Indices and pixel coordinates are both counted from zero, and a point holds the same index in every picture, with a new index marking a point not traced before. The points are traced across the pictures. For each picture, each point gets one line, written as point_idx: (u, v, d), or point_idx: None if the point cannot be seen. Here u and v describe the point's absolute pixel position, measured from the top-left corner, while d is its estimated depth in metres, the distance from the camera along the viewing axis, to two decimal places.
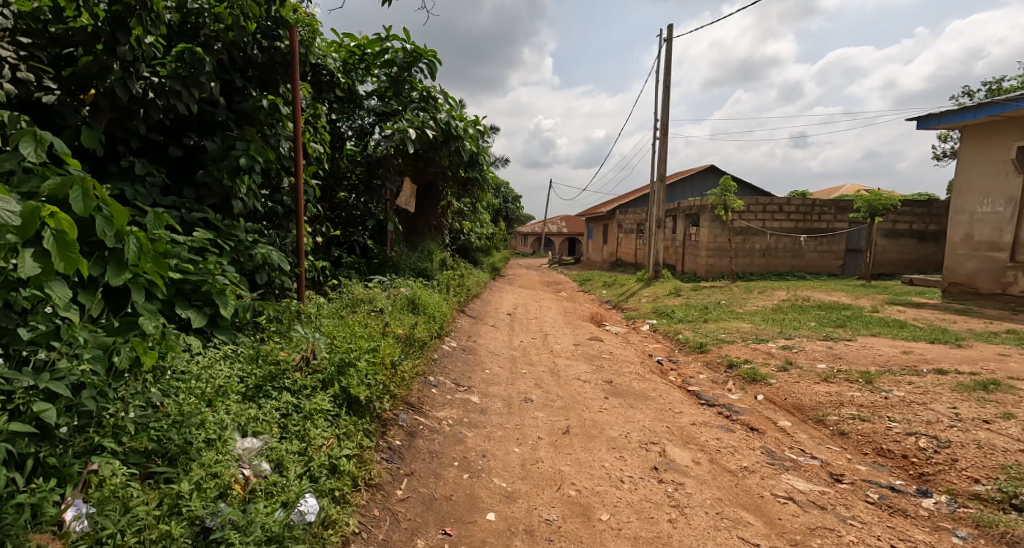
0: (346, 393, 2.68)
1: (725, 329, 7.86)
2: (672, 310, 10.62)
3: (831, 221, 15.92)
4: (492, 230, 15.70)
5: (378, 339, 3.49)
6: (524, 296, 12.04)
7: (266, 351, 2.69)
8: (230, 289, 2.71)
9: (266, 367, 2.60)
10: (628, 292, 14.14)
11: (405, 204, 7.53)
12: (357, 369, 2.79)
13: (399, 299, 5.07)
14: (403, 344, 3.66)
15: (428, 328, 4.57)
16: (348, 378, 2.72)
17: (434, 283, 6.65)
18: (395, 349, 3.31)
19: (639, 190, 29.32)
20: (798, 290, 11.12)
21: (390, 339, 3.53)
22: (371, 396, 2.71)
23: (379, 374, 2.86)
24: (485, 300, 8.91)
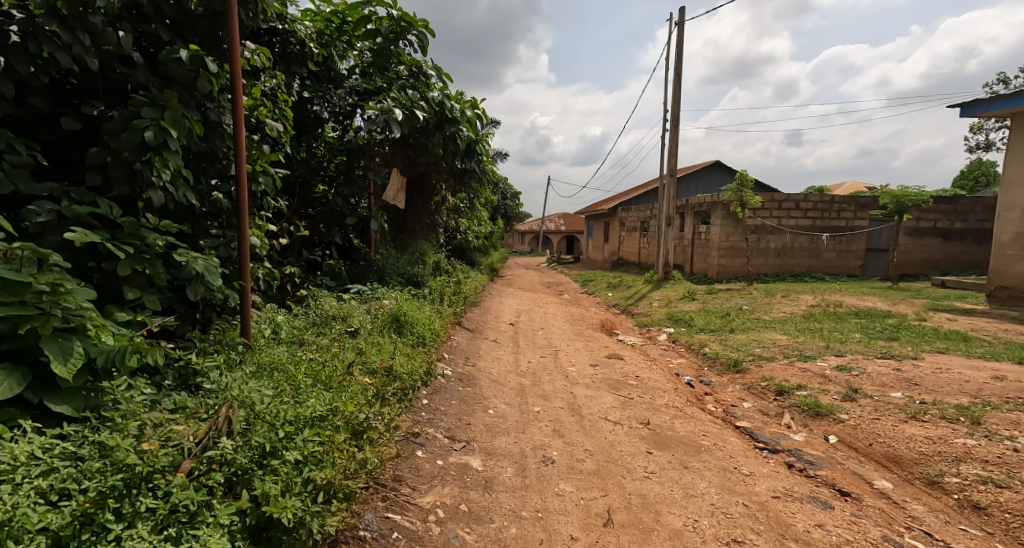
0: (257, 513, 1.76)
1: (757, 341, 6.96)
2: (690, 317, 9.71)
3: (850, 219, 15.13)
4: (491, 229, 14.78)
5: (333, 389, 2.59)
6: (527, 300, 11.13)
7: (129, 443, 1.76)
8: (80, 337, 1.90)
9: (118, 476, 1.67)
10: (637, 295, 13.23)
11: (393, 199, 6.58)
12: (280, 467, 1.87)
13: (380, 317, 4.11)
14: (375, 393, 2.74)
15: (413, 355, 3.64)
16: (263, 486, 1.79)
17: (426, 292, 5.71)
18: (358, 409, 2.39)
19: (642, 187, 28.45)
20: (826, 295, 10.30)
21: (356, 390, 2.61)
22: (300, 517, 1.78)
23: (316, 472, 1.94)
24: (484, 308, 7.97)
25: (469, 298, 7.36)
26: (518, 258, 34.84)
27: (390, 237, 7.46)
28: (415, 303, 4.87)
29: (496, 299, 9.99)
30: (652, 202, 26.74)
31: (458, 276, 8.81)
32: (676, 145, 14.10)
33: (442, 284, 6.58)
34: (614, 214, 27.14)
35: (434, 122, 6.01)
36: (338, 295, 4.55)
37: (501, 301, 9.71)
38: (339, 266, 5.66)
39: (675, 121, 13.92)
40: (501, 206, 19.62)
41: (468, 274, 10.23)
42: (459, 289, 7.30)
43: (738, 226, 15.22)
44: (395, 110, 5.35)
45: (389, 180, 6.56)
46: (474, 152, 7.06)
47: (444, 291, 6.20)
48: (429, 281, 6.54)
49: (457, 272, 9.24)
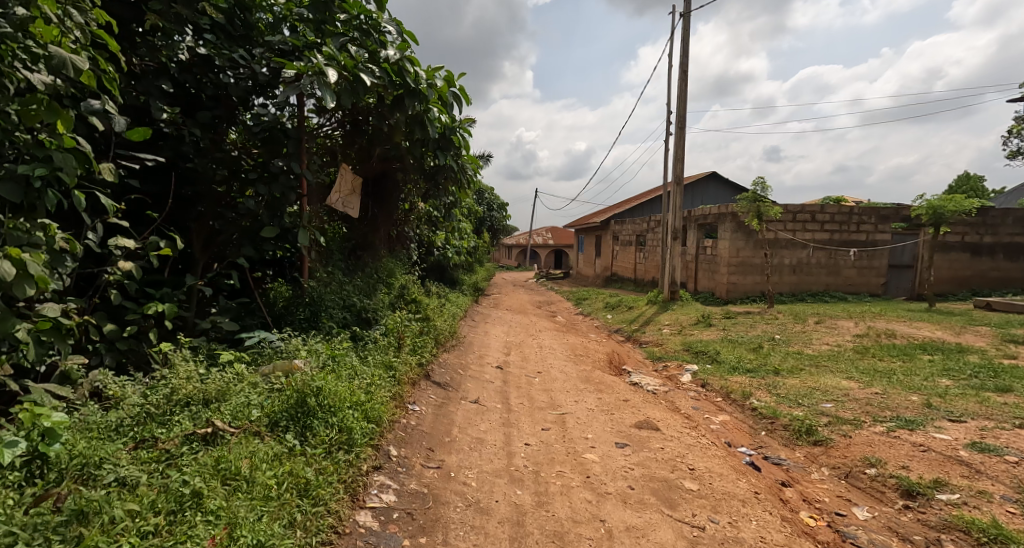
0: None
1: (820, 390, 5.35)
2: (715, 350, 8.10)
3: (870, 232, 13.86)
4: (474, 244, 13.16)
5: None
6: (517, 329, 9.48)
7: None
8: None
9: None
10: (643, 321, 11.66)
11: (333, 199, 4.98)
12: None
13: (281, 402, 2.46)
14: None
15: (305, 495, 2.08)
16: None
17: (379, 337, 4.01)
18: None
19: (635, 200, 27.14)
20: (868, 322, 8.85)
21: None
22: None
23: None
24: (465, 348, 6.28)
25: (445, 335, 5.66)
26: (504, 274, 33.19)
27: (341, 253, 5.75)
28: (359, 363, 3.23)
29: (481, 330, 8.31)
30: (647, 214, 25.33)
31: (433, 303, 7.11)
32: (682, 151, 12.65)
33: (408, 318, 4.87)
34: (606, 227, 25.68)
35: (393, 95, 4.37)
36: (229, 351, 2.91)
37: (485, 333, 8.01)
38: (258, 294, 3.95)
39: (681, 124, 12.49)
40: (486, 219, 17.97)
41: (446, 300, 8.53)
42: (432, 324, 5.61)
43: (749, 239, 13.90)
44: (329, 68, 3.67)
45: (337, 178, 4.98)
46: (451, 143, 5.42)
47: (409, 330, 4.52)
48: (391, 313, 4.83)
49: (433, 298, 7.55)
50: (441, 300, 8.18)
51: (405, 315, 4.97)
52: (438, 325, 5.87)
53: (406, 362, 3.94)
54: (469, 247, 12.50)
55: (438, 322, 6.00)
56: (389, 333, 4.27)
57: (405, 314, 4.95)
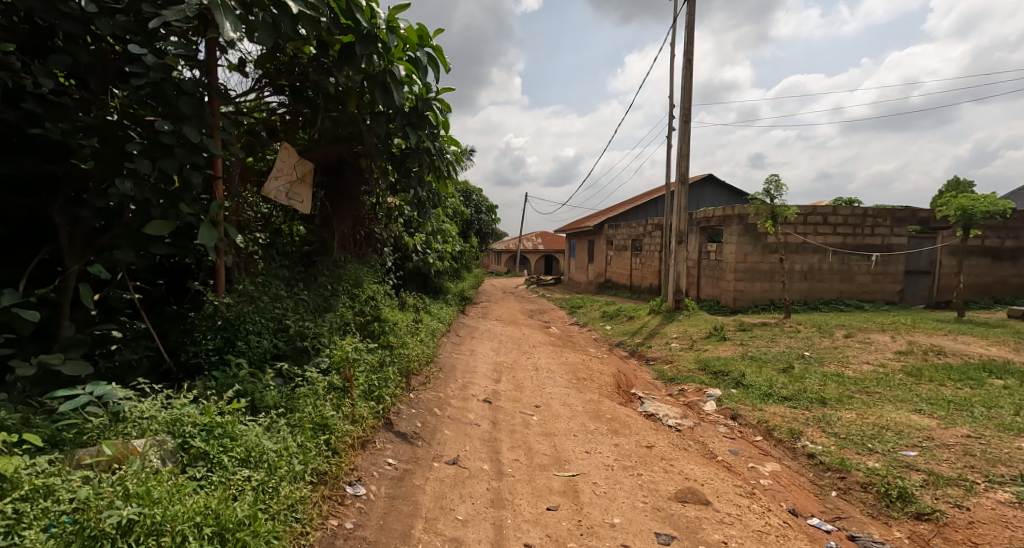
0: None
1: (890, 431, 4.24)
2: (737, 371, 7.00)
3: (885, 236, 12.78)
4: (461, 249, 12.02)
5: None
6: (508, 346, 8.34)
7: None
8: None
9: None
10: (648, 334, 10.60)
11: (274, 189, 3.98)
12: None
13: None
14: None
15: None
16: None
17: (320, 380, 2.88)
18: None
19: (629, 203, 26.16)
20: (906, 336, 7.81)
21: None
22: None
23: None
24: (445, 377, 5.12)
25: (417, 362, 4.50)
26: (494, 281, 32.09)
27: (289, 259, 4.59)
28: (257, 431, 2.36)
29: (467, 349, 7.16)
30: (642, 217, 24.31)
31: (408, 319, 5.95)
32: (685, 148, 11.62)
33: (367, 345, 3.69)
34: (600, 231, 24.63)
35: (339, 44, 3.28)
36: (45, 421, 2.04)
37: (469, 353, 6.85)
38: (142, 312, 2.81)
39: (684, 118, 11.46)
40: (474, 223, 16.84)
41: (426, 314, 7.35)
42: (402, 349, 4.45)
43: (757, 244, 12.90)
44: None
45: (276, 160, 3.98)
46: (425, 120, 4.32)
47: (364, 362, 3.37)
48: (343, 338, 3.66)
49: (408, 314, 6.38)
50: (419, 314, 7.01)
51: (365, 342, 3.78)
52: (410, 350, 4.72)
53: (353, 417, 2.86)
54: (455, 253, 11.36)
55: (410, 345, 4.84)
56: (333, 369, 3.13)
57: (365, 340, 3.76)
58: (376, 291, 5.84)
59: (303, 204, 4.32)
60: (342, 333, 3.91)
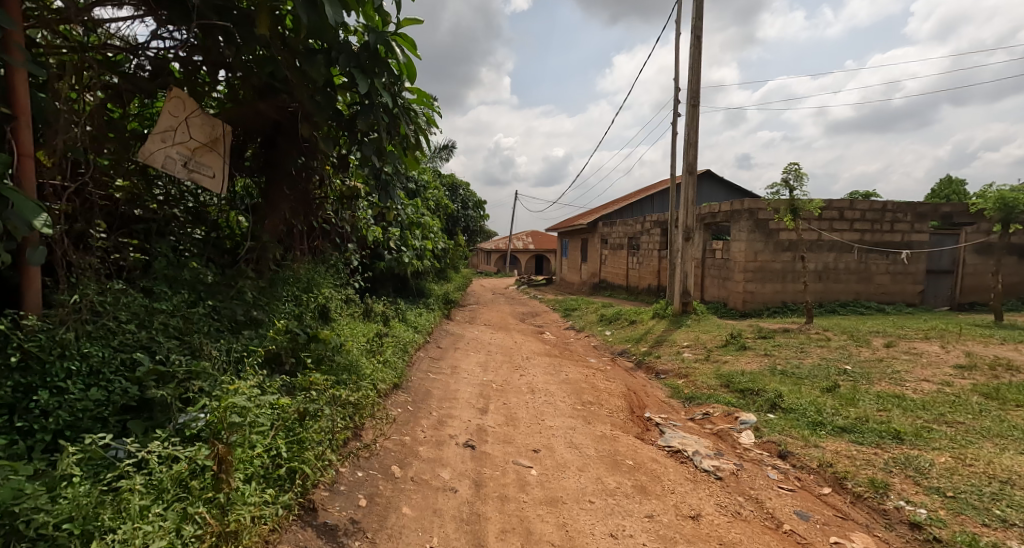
0: None
1: (1015, 489, 3.14)
2: (771, 390, 5.88)
3: (905, 233, 11.62)
4: (445, 247, 10.85)
5: None
6: (499, 359, 7.21)
7: None
8: None
9: None
10: (655, 342, 9.50)
11: (158, 156, 2.85)
12: None
13: None
14: None
15: None
16: None
17: (146, 504, 1.92)
18: None
19: (623, 200, 25.13)
20: (959, 345, 6.74)
21: None
22: None
23: None
24: (413, 412, 3.98)
25: (364, 395, 3.41)
26: (483, 282, 30.95)
27: (202, 258, 3.45)
28: None
29: (448, 366, 6.00)
30: (638, 215, 23.19)
31: (369, 332, 4.80)
32: (693, 136, 10.55)
33: (258, 384, 2.67)
34: (594, 229, 23.48)
35: None
36: None
37: (448, 372, 5.68)
38: None
39: (691, 102, 10.39)
40: (463, 219, 15.65)
41: (398, 324, 6.17)
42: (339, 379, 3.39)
43: (769, 241, 11.86)
44: None
45: (162, 115, 2.85)
46: (379, 61, 3.17)
47: (242, 434, 2.34)
48: (230, 375, 2.64)
49: (372, 326, 5.21)
50: (388, 326, 5.84)
51: (261, 378, 2.77)
52: (360, 378, 3.62)
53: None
54: (439, 252, 10.21)
55: (362, 371, 3.73)
56: (168, 464, 2.10)
57: (260, 375, 2.76)
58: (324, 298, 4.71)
59: (215, 183, 3.21)
60: (246, 363, 2.86)
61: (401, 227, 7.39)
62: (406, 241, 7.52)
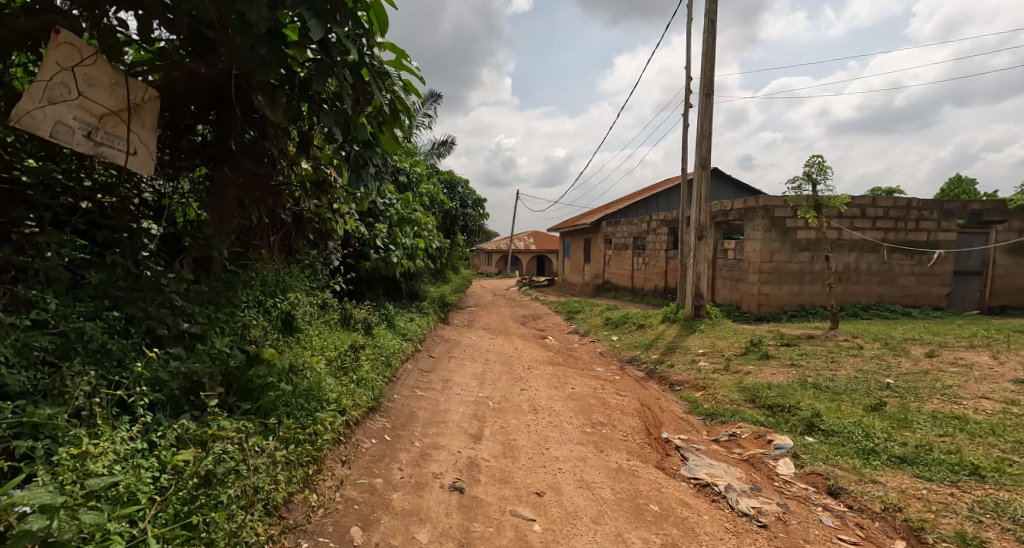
0: None
1: None
2: (804, 407, 5.20)
3: (932, 231, 10.89)
4: (442, 246, 10.19)
5: None
6: (498, 371, 6.53)
7: None
8: None
9: None
10: (666, 350, 8.83)
11: (43, 127, 2.22)
12: None
13: None
14: None
15: None
16: None
17: None
18: None
19: (628, 198, 24.44)
20: (1010, 354, 6.03)
21: None
22: None
23: None
24: (391, 445, 3.32)
25: (303, 430, 2.81)
26: (485, 283, 30.28)
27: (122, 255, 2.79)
28: None
29: (439, 380, 5.33)
30: (642, 214, 22.51)
31: (341, 343, 4.15)
32: (707, 128, 9.88)
33: (121, 447, 2.07)
34: (597, 229, 22.80)
35: None
36: None
37: (438, 388, 5.01)
38: None
39: (705, 91, 9.72)
40: (462, 218, 14.98)
41: (383, 332, 5.50)
42: (268, 413, 2.81)
43: (785, 240, 11.19)
44: None
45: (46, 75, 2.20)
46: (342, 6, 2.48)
47: (69, 535, 1.63)
48: (81, 436, 2.03)
49: (348, 336, 4.56)
50: (373, 335, 5.17)
51: (132, 436, 2.17)
52: (309, 407, 3.01)
53: None
54: (435, 252, 9.56)
55: (315, 398, 3.11)
56: None
57: (131, 432, 2.15)
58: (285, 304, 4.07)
59: (142, 161, 2.63)
60: (114, 416, 2.25)
61: (389, 225, 6.74)
62: (396, 240, 6.85)
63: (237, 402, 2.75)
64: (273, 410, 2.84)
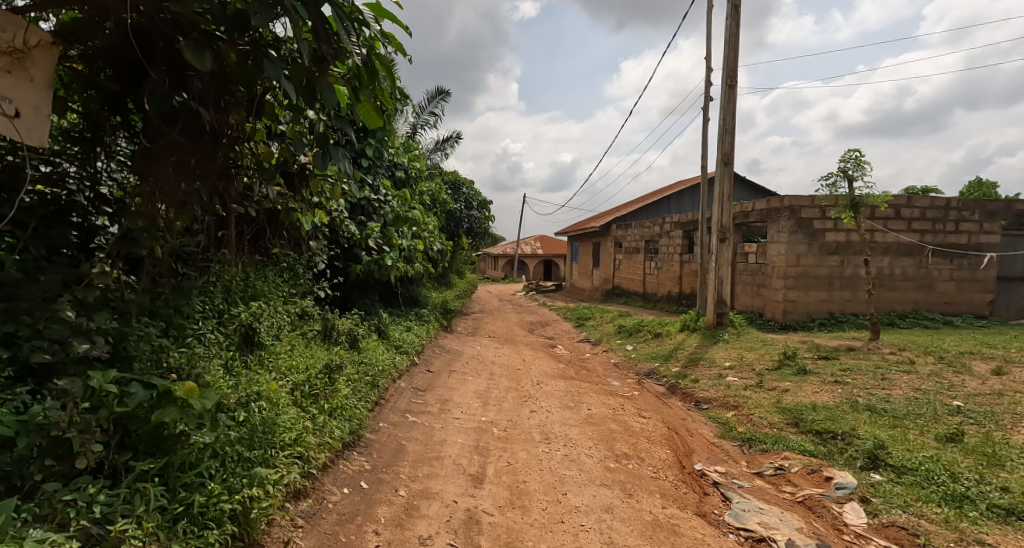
0: None
1: None
2: (862, 435, 4.46)
3: (974, 234, 10.07)
4: (445, 248, 9.54)
5: None
6: (505, 388, 5.83)
7: None
8: None
9: None
10: (688, 362, 8.10)
11: None
12: None
13: None
14: None
15: None
16: None
17: None
18: None
19: (639, 201, 23.70)
20: None
21: None
22: None
23: None
24: (367, 500, 2.65)
25: (226, 495, 2.16)
26: (491, 288, 29.60)
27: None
28: None
29: (436, 402, 4.65)
30: (653, 217, 21.74)
31: (313, 360, 3.56)
32: (730, 122, 9.17)
33: None
34: (606, 233, 22.07)
35: None
36: None
37: (433, 412, 4.32)
38: None
39: (728, 80, 9.02)
40: (468, 220, 14.32)
41: (373, 345, 4.84)
42: (188, 468, 2.20)
43: (812, 243, 10.43)
44: None
45: None
46: None
47: None
48: None
49: (326, 351, 3.98)
50: (359, 349, 4.51)
51: None
52: (249, 459, 2.40)
53: None
54: (437, 256, 8.89)
55: (262, 443, 2.51)
56: None
57: None
58: (243, 314, 3.51)
59: (11, 129, 1.94)
60: None
61: (383, 224, 6.10)
62: (390, 240, 6.19)
63: (140, 460, 2.07)
64: (191, 464, 2.20)
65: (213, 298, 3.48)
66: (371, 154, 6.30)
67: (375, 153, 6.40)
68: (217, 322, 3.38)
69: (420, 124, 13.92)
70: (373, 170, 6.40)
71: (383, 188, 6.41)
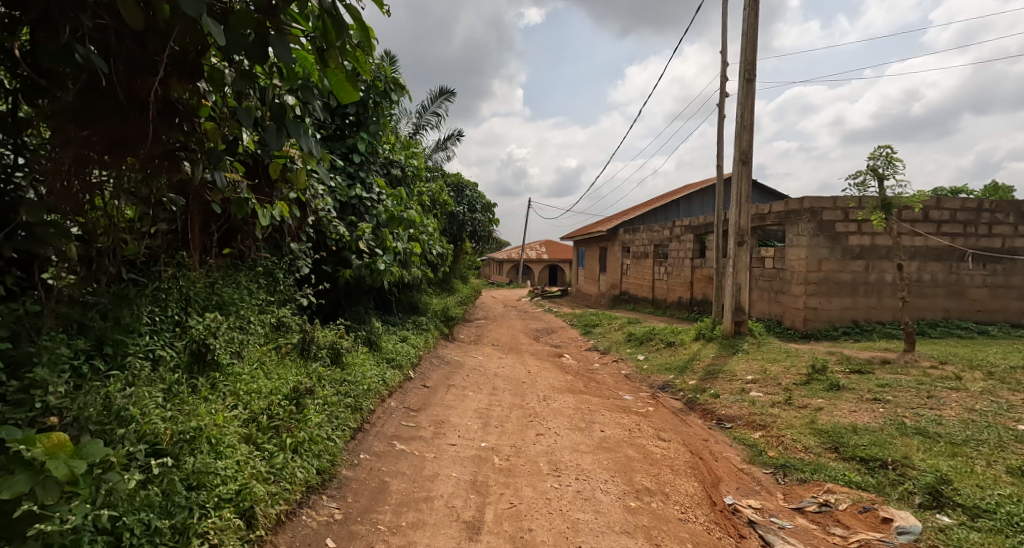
0: None
1: None
2: (917, 465, 3.89)
3: (1008, 237, 9.46)
4: (446, 252, 9.03)
5: None
6: (509, 406, 5.30)
7: None
8: None
9: None
10: (706, 375, 7.54)
11: None
12: None
13: None
14: None
15: None
16: None
17: None
18: None
19: (647, 205, 23.15)
20: None
21: None
22: None
23: None
24: None
25: None
26: (496, 293, 29.08)
27: None
28: None
29: (430, 424, 4.12)
30: (662, 220, 21.17)
31: (281, 382, 3.13)
32: (748, 118, 8.63)
33: None
34: (614, 237, 21.51)
35: None
36: None
37: (426, 437, 3.80)
38: None
39: (747, 74, 8.48)
40: (471, 223, 13.81)
41: (360, 360, 4.33)
42: None
43: (834, 247, 9.87)
44: None
45: None
46: None
47: None
48: None
49: (301, 368, 3.55)
50: (342, 362, 4.02)
51: None
52: (156, 534, 1.93)
53: None
54: (437, 260, 8.38)
55: (181, 508, 2.04)
56: None
57: None
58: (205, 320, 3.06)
59: None
60: None
61: (376, 225, 5.60)
62: (384, 243, 5.67)
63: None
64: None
65: (171, 304, 3.04)
66: (363, 149, 5.80)
67: (367, 148, 5.90)
68: (171, 332, 2.94)
69: (422, 124, 13.45)
70: (366, 166, 5.90)
71: (376, 186, 5.90)
